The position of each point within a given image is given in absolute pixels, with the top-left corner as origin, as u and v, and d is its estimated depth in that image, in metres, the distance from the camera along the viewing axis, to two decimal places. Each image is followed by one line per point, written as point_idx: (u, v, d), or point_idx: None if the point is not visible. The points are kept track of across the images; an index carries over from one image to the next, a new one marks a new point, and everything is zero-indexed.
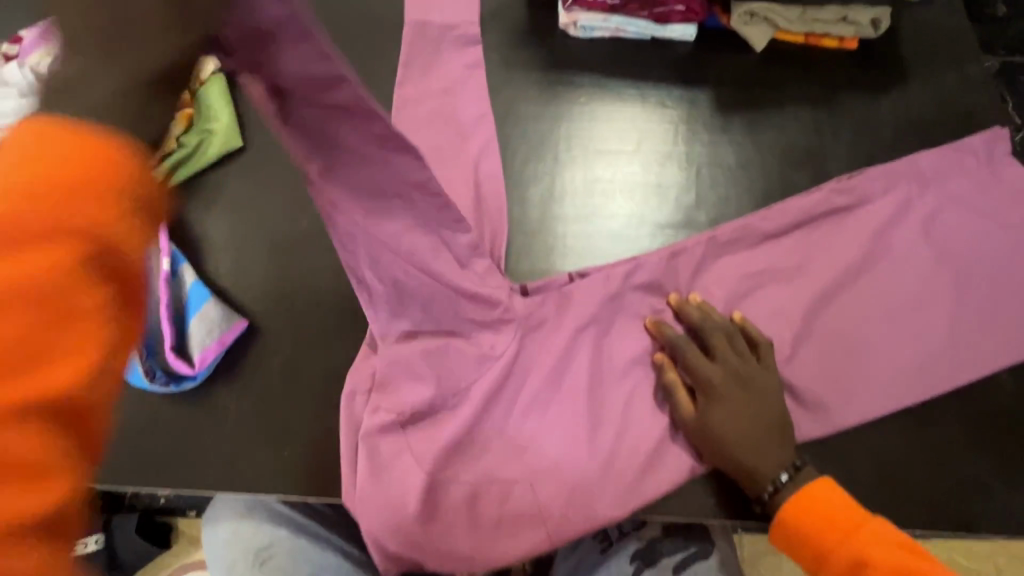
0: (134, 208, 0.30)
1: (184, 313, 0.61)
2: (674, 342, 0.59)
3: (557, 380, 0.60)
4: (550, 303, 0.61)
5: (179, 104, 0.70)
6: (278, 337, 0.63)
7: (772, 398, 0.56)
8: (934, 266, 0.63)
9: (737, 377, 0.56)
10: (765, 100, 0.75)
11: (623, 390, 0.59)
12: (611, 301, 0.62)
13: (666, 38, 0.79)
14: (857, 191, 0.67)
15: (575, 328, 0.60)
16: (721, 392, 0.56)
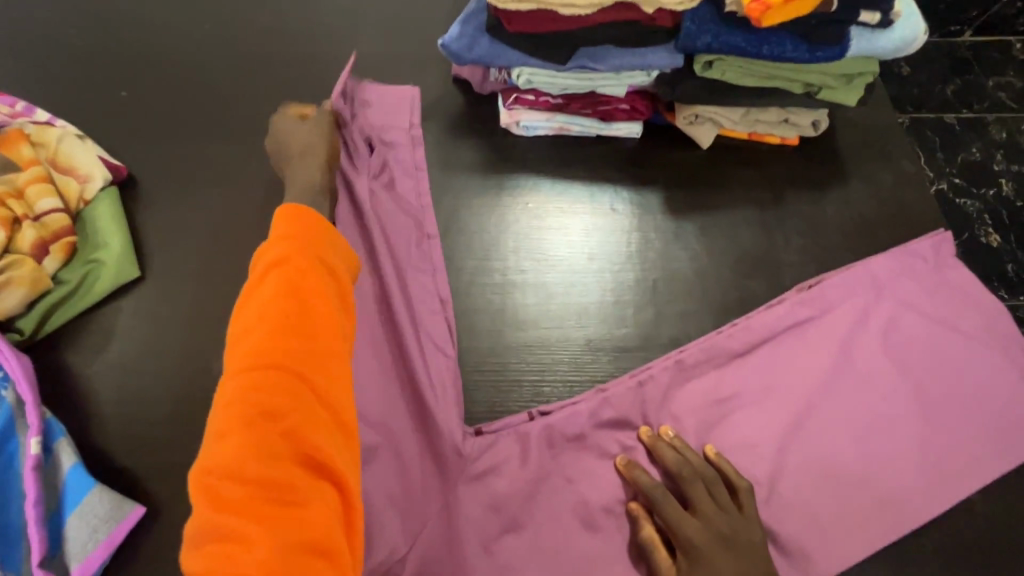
0: (332, 275, 0.50)
1: (59, 508, 0.50)
2: (650, 489, 0.52)
3: (524, 548, 0.53)
4: (508, 454, 0.55)
5: (58, 235, 0.60)
6: (183, 519, 0.52)
7: (758, 552, 0.50)
8: (897, 382, 0.62)
9: (721, 531, 0.49)
10: (716, 200, 0.73)
11: (599, 554, 0.53)
12: (576, 442, 0.57)
13: (612, 135, 0.76)
14: (815, 303, 0.66)
15: (540, 480, 0.55)
16: (705, 551, 0.48)
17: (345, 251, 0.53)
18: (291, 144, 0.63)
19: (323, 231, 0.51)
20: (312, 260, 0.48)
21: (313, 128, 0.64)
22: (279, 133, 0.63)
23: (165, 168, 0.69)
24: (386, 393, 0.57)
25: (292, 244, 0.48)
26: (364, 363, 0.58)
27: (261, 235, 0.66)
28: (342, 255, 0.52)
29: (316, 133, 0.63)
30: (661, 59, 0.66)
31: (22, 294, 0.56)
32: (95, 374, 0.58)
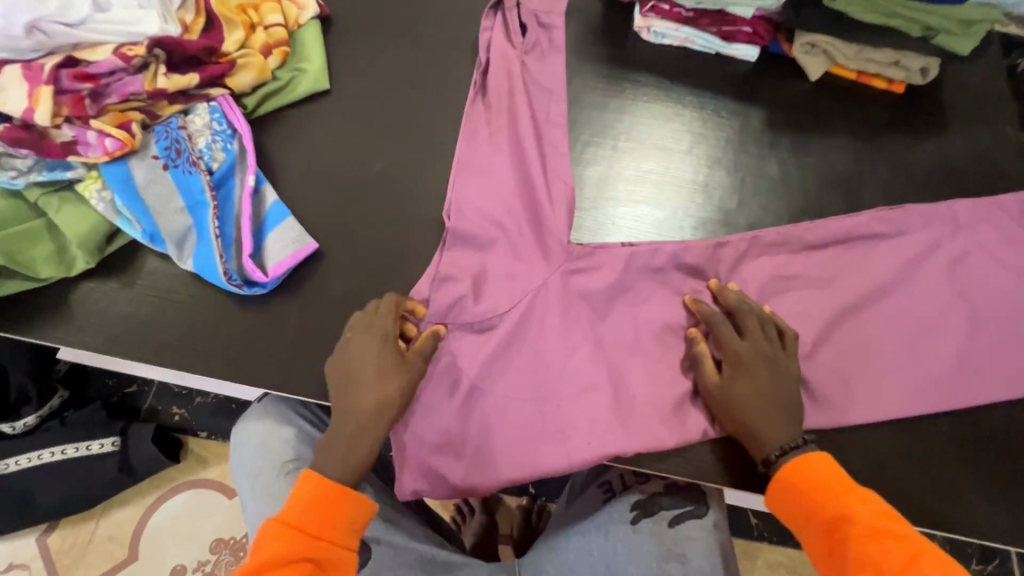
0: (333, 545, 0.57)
1: (263, 228, 0.67)
2: (710, 317, 0.63)
3: (596, 345, 0.65)
4: (595, 275, 0.67)
5: (278, 43, 0.76)
6: (343, 263, 0.69)
7: (790, 378, 0.60)
8: (953, 302, 0.69)
9: (763, 353, 0.61)
10: (814, 126, 0.81)
11: (656, 362, 0.64)
12: (655, 274, 0.68)
13: (729, 55, 0.85)
14: (894, 223, 0.72)
15: (617, 299, 0.67)
16: (746, 362, 0.60)
17: (358, 513, 0.59)
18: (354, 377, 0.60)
19: (337, 507, 0.58)
20: (318, 543, 0.56)
21: (386, 384, 0.59)
22: (355, 347, 0.60)
23: (354, 14, 0.84)
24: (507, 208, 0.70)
25: (308, 524, 0.56)
26: (493, 184, 0.71)
27: (423, 78, 0.80)
28: (351, 513, 0.58)
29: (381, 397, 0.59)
30: None
31: (251, 77, 0.73)
32: (288, 152, 0.75)
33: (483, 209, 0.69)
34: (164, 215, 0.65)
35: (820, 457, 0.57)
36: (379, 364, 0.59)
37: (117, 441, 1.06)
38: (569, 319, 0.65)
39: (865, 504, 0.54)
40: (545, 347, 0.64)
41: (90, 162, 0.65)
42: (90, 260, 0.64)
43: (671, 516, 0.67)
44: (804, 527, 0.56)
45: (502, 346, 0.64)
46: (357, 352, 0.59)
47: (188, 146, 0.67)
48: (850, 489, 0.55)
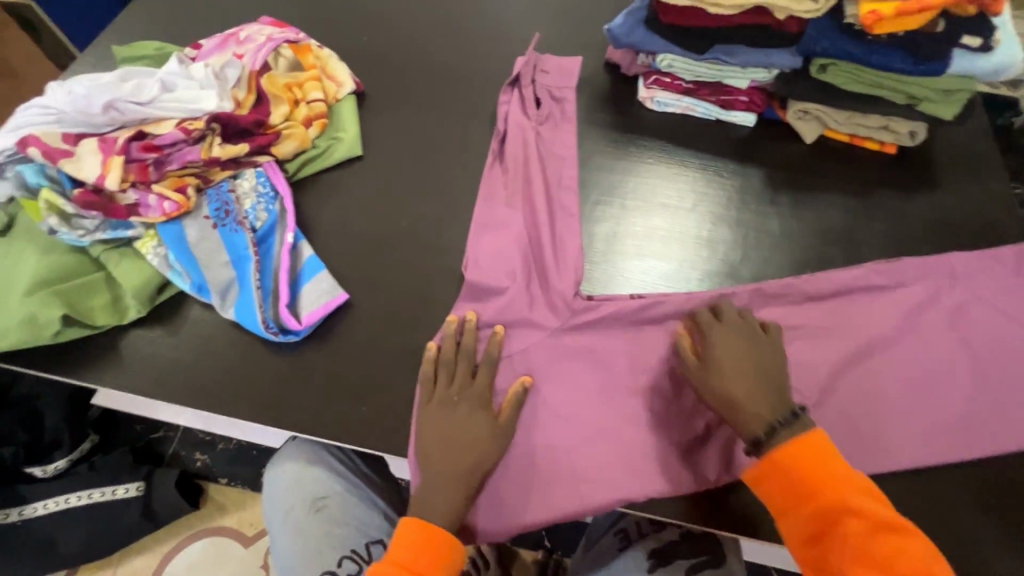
0: None
1: (299, 280, 0.72)
2: (692, 312, 0.68)
3: (608, 393, 0.68)
4: (606, 324, 0.71)
5: (318, 115, 0.86)
6: (369, 312, 0.73)
7: (775, 358, 0.64)
8: (956, 352, 0.71)
9: (741, 333, 0.65)
10: (812, 184, 0.86)
11: (667, 409, 0.67)
12: (663, 324, 0.71)
13: (729, 120, 0.92)
14: (892, 275, 0.76)
15: (628, 346, 0.70)
16: (723, 338, 0.65)
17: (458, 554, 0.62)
18: (439, 420, 0.64)
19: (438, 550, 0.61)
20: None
21: (479, 441, 0.63)
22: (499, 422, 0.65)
23: (386, 89, 0.94)
24: (524, 259, 0.74)
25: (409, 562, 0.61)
26: (508, 239, 0.75)
27: (447, 144, 0.88)
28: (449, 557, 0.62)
29: (481, 438, 0.63)
30: (783, 59, 0.82)
31: (294, 145, 0.82)
32: (321, 210, 0.82)
33: (498, 264, 0.73)
34: (211, 268, 0.71)
35: (817, 439, 0.58)
36: (468, 405, 0.65)
37: (141, 486, 1.08)
38: (582, 366, 0.69)
39: (859, 493, 0.56)
40: (558, 393, 0.67)
41: (148, 222, 0.72)
42: (141, 309, 0.70)
43: (688, 567, 0.67)
44: (799, 512, 0.57)
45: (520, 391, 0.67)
46: (447, 421, 0.64)
47: (236, 208, 0.75)
48: (843, 477, 0.57)
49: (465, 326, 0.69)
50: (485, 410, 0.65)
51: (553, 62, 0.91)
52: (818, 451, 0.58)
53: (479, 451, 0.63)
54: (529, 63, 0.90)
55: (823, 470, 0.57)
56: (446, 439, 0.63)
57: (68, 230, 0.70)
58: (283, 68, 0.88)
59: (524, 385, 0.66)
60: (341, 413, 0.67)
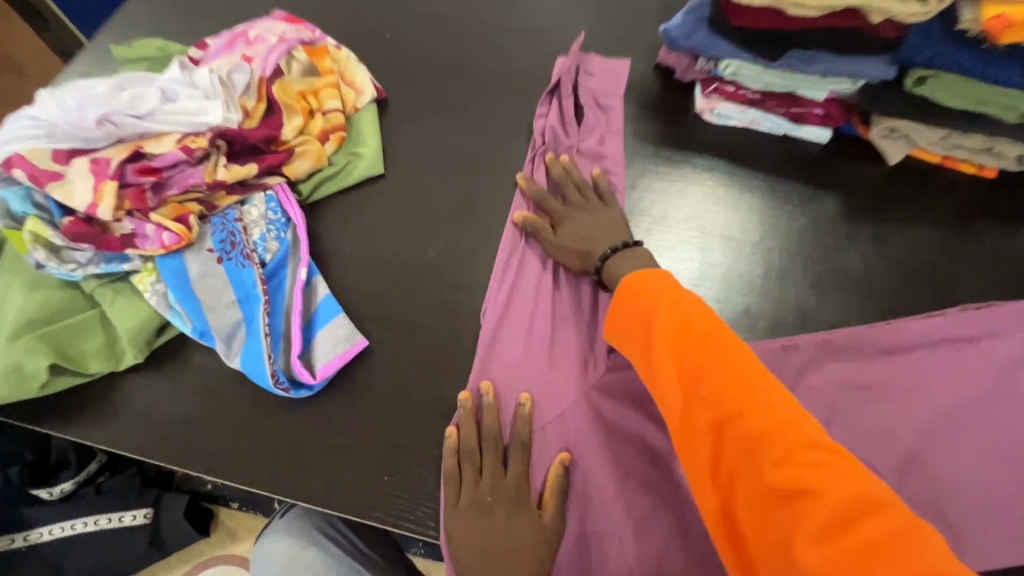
0: None
1: (313, 323, 0.64)
2: (536, 191, 0.71)
3: None
4: None
5: (336, 128, 0.76)
6: (392, 359, 0.65)
7: None
8: None
9: (585, 203, 0.70)
10: (896, 214, 0.75)
11: None
12: None
13: (799, 136, 0.81)
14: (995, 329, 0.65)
15: None
16: (568, 215, 0.69)
17: None
18: (476, 529, 0.55)
19: None
20: None
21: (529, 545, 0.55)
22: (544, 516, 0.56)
23: (411, 96, 0.84)
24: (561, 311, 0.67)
25: None
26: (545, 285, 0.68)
27: (479, 161, 0.79)
28: None
29: (528, 545, 0.55)
30: (874, 69, 0.70)
31: (309, 164, 0.73)
32: (339, 238, 0.73)
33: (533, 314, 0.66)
34: (215, 310, 0.63)
35: (756, 371, 0.47)
36: (505, 507, 0.56)
37: (149, 512, 1.03)
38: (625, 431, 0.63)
39: (758, 410, 0.45)
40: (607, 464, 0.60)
41: (146, 254, 0.64)
42: (138, 355, 0.63)
43: None
44: (693, 441, 0.48)
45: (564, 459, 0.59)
46: (489, 531, 0.55)
47: (242, 239, 0.66)
48: (752, 389, 0.46)
49: (486, 402, 0.60)
50: (526, 507, 0.57)
51: (597, 64, 0.82)
52: (714, 355, 0.49)
53: (530, 563, 0.54)
54: (571, 66, 0.80)
55: (698, 376, 0.49)
56: (489, 552, 0.55)
57: (57, 264, 0.63)
58: (297, 73, 0.78)
59: (564, 465, 0.59)
60: (360, 480, 0.59)
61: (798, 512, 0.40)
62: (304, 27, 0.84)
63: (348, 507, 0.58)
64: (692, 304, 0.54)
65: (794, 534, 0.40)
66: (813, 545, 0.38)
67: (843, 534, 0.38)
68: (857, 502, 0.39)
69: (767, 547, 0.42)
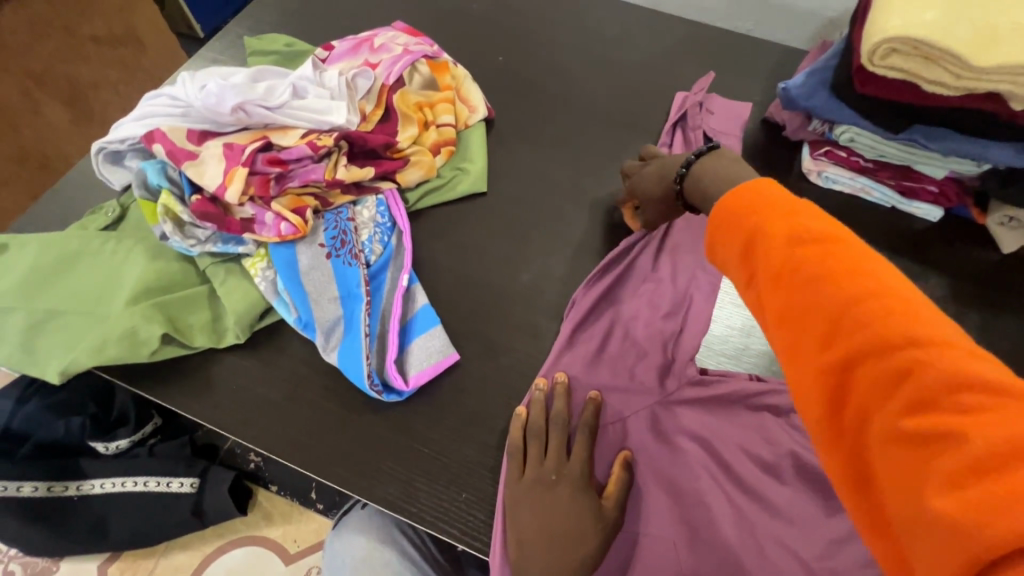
0: None
1: (409, 330, 0.65)
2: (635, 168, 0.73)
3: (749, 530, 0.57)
4: (746, 443, 0.62)
5: (446, 142, 0.78)
6: (479, 378, 0.65)
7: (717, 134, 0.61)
8: None
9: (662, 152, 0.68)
10: (1003, 304, 0.73)
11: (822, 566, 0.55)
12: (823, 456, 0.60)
13: (908, 211, 0.80)
14: None
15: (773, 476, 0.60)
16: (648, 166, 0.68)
17: None
18: (536, 504, 0.55)
19: None
20: None
21: (583, 531, 0.54)
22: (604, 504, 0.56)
23: (519, 120, 0.86)
24: (648, 315, 0.67)
25: None
26: (638, 287, 0.69)
27: (579, 191, 0.79)
28: None
29: (586, 529, 0.54)
30: (1004, 155, 0.68)
31: (419, 174, 0.75)
32: (439, 248, 0.74)
33: (619, 309, 0.67)
34: (319, 304, 0.65)
35: (892, 294, 0.34)
36: (566, 488, 0.56)
37: (196, 483, 1.05)
38: (690, 454, 0.61)
39: (895, 342, 0.32)
40: (688, 506, 0.59)
41: (261, 240, 0.67)
42: (240, 336, 0.65)
43: None
44: (795, 382, 0.37)
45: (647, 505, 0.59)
46: (549, 505, 0.55)
47: (352, 239, 0.68)
48: (884, 317, 0.33)
49: (558, 390, 0.61)
50: (589, 494, 0.56)
51: (719, 105, 0.82)
52: (832, 274, 0.36)
53: (581, 547, 0.53)
54: (694, 101, 0.82)
55: (811, 300, 0.36)
56: (544, 529, 0.53)
57: (180, 238, 0.66)
58: (416, 85, 0.81)
59: (626, 460, 0.59)
60: (437, 493, 0.59)
61: (932, 462, 0.29)
62: (425, 41, 0.87)
63: (421, 519, 0.58)
64: (805, 215, 0.40)
65: (928, 495, 0.29)
66: (951, 509, 0.28)
67: (993, 493, 0.26)
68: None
69: (894, 511, 0.31)
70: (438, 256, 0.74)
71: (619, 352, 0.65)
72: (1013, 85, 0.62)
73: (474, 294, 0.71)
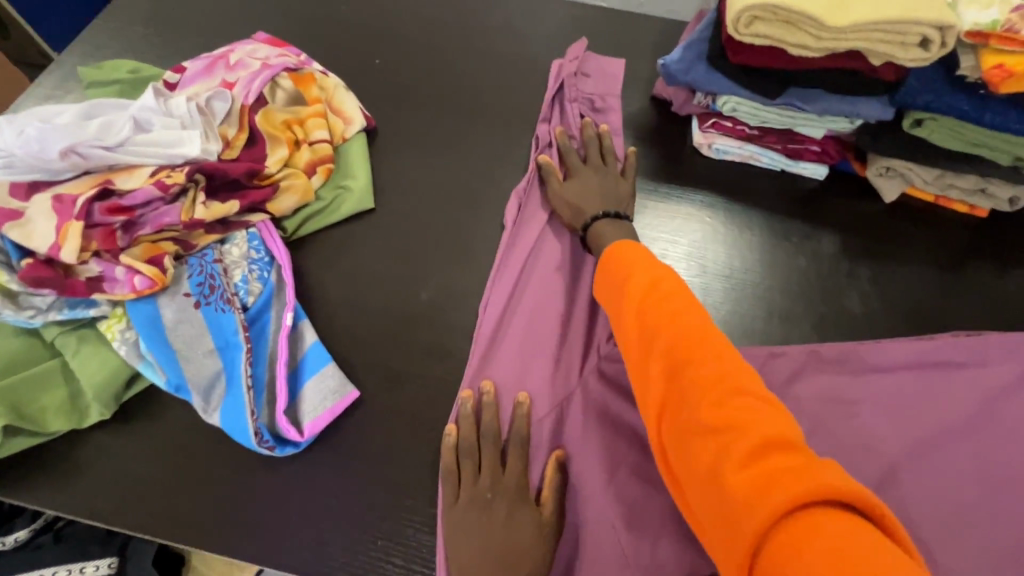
0: None
1: (299, 373, 0.60)
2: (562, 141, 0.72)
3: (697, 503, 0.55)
4: None
5: (323, 161, 0.72)
6: (385, 411, 0.61)
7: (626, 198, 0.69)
8: None
9: (593, 167, 0.70)
10: (890, 252, 0.76)
11: None
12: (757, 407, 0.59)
13: (796, 172, 0.81)
14: (983, 355, 0.65)
15: None
16: (578, 174, 0.69)
17: None
18: (471, 528, 0.52)
19: None
20: None
21: (523, 548, 0.51)
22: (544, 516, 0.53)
23: (403, 125, 0.81)
24: (556, 307, 0.65)
25: None
26: (543, 276, 0.66)
27: (473, 194, 0.76)
28: None
29: (526, 544, 0.52)
30: (871, 110, 0.70)
31: (295, 200, 0.69)
32: (329, 276, 0.69)
33: (529, 302, 0.65)
34: (191, 361, 0.58)
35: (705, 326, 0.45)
36: (501, 504, 0.53)
37: (114, 562, 0.94)
38: (622, 436, 0.58)
39: (704, 360, 0.42)
40: (632, 489, 0.56)
41: (114, 299, 0.59)
42: (105, 411, 0.58)
43: None
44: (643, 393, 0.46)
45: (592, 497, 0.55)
46: (485, 529, 0.52)
47: (223, 282, 0.62)
48: (698, 343, 0.43)
49: (486, 400, 0.57)
50: (526, 507, 0.53)
51: (600, 86, 0.81)
52: (669, 311, 0.46)
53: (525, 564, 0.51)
54: (569, 71, 0.80)
55: (653, 329, 0.46)
56: (485, 552, 0.51)
57: (14, 312, 0.57)
58: (281, 102, 0.75)
59: (558, 459, 0.56)
60: (350, 545, 0.55)
61: (725, 447, 0.38)
62: (288, 52, 0.80)
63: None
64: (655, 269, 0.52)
65: (722, 474, 0.37)
66: (736, 484, 0.36)
67: (762, 470, 0.35)
68: (780, 441, 0.36)
69: (699, 497, 0.39)
70: (328, 286, 0.68)
71: (541, 348, 0.62)
72: (868, 43, 0.63)
73: (371, 321, 0.66)
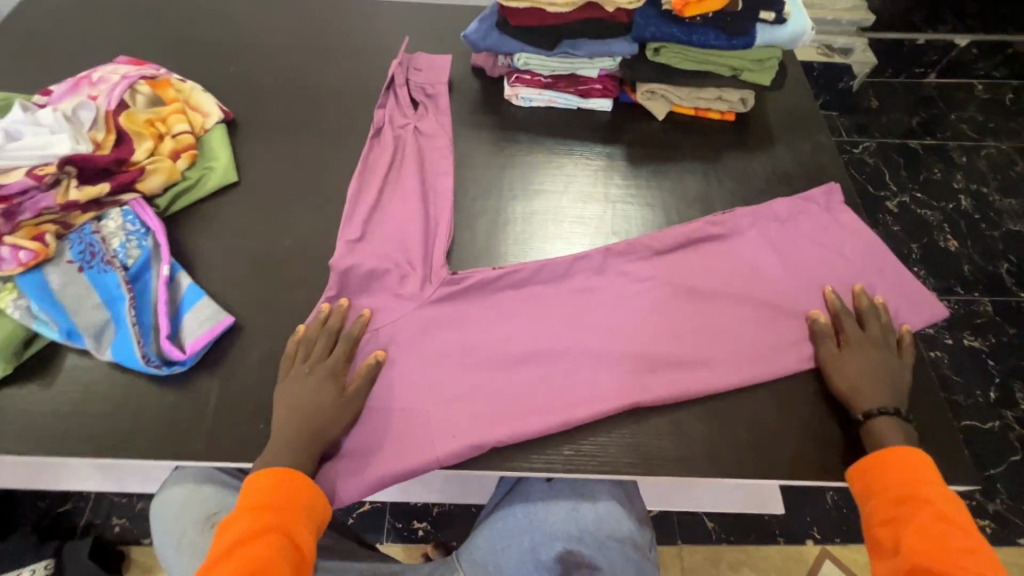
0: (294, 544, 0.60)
1: (179, 310, 0.72)
2: (840, 312, 0.76)
3: (502, 357, 0.74)
4: (491, 299, 0.78)
5: (185, 147, 0.85)
6: (260, 331, 0.74)
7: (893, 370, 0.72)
8: (782, 274, 0.81)
9: (875, 341, 0.74)
10: (665, 155, 0.96)
11: (549, 361, 0.74)
12: (562, 278, 0.80)
13: (589, 108, 1.00)
14: (726, 225, 0.84)
15: (510, 308, 0.78)
16: (859, 346, 0.73)
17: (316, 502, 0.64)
18: (292, 390, 0.68)
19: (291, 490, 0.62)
20: (283, 524, 0.60)
21: (328, 405, 0.67)
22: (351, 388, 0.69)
23: (259, 114, 0.95)
24: (398, 253, 0.80)
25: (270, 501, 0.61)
26: (390, 230, 0.81)
27: (325, 159, 0.90)
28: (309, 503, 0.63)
29: (332, 407, 0.67)
30: (621, 46, 0.90)
31: (162, 179, 0.81)
32: (202, 239, 0.81)
33: (377, 249, 0.79)
34: (81, 312, 0.69)
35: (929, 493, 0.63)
36: (320, 373, 0.68)
37: (50, 564, 0.99)
38: (447, 341, 0.75)
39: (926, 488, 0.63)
40: (445, 355, 0.74)
41: (4, 275, 0.69)
42: (7, 365, 0.67)
43: None
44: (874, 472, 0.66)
45: (414, 361, 0.73)
46: (299, 388, 0.67)
47: (102, 248, 0.73)
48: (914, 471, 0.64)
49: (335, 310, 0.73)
50: (336, 381, 0.69)
51: (426, 64, 0.99)
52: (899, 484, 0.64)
53: (326, 415, 0.67)
54: (401, 65, 0.97)
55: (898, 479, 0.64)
56: (296, 406, 0.67)
57: None
58: (142, 104, 0.86)
59: (379, 357, 0.71)
60: (242, 432, 0.68)
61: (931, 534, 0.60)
62: (146, 65, 0.92)
63: (230, 456, 0.66)
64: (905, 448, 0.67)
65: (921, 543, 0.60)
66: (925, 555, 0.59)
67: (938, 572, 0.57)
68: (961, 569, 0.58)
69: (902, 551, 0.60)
70: (202, 246, 0.80)
71: (381, 258, 0.78)
72: None
73: (243, 266, 0.79)
